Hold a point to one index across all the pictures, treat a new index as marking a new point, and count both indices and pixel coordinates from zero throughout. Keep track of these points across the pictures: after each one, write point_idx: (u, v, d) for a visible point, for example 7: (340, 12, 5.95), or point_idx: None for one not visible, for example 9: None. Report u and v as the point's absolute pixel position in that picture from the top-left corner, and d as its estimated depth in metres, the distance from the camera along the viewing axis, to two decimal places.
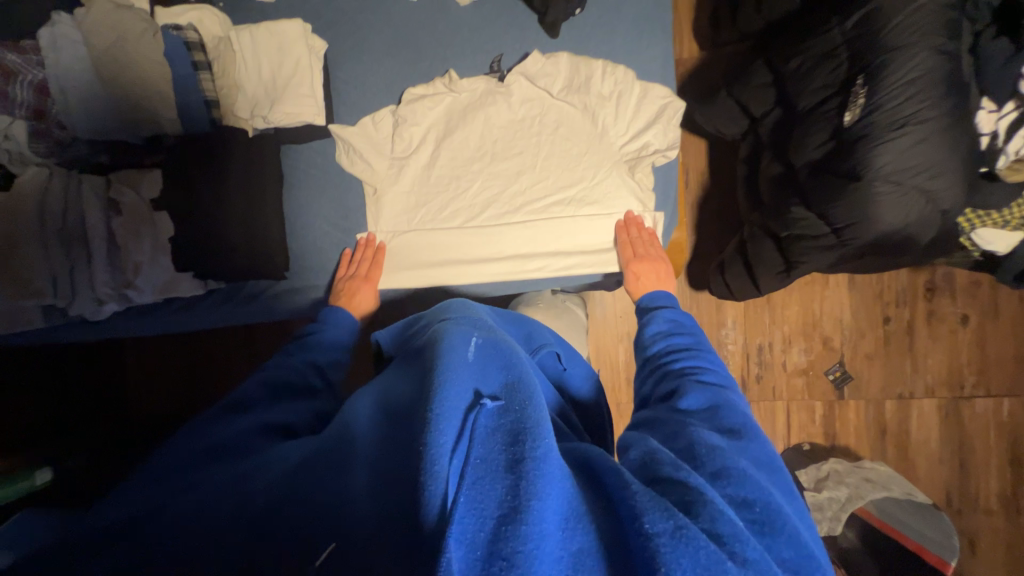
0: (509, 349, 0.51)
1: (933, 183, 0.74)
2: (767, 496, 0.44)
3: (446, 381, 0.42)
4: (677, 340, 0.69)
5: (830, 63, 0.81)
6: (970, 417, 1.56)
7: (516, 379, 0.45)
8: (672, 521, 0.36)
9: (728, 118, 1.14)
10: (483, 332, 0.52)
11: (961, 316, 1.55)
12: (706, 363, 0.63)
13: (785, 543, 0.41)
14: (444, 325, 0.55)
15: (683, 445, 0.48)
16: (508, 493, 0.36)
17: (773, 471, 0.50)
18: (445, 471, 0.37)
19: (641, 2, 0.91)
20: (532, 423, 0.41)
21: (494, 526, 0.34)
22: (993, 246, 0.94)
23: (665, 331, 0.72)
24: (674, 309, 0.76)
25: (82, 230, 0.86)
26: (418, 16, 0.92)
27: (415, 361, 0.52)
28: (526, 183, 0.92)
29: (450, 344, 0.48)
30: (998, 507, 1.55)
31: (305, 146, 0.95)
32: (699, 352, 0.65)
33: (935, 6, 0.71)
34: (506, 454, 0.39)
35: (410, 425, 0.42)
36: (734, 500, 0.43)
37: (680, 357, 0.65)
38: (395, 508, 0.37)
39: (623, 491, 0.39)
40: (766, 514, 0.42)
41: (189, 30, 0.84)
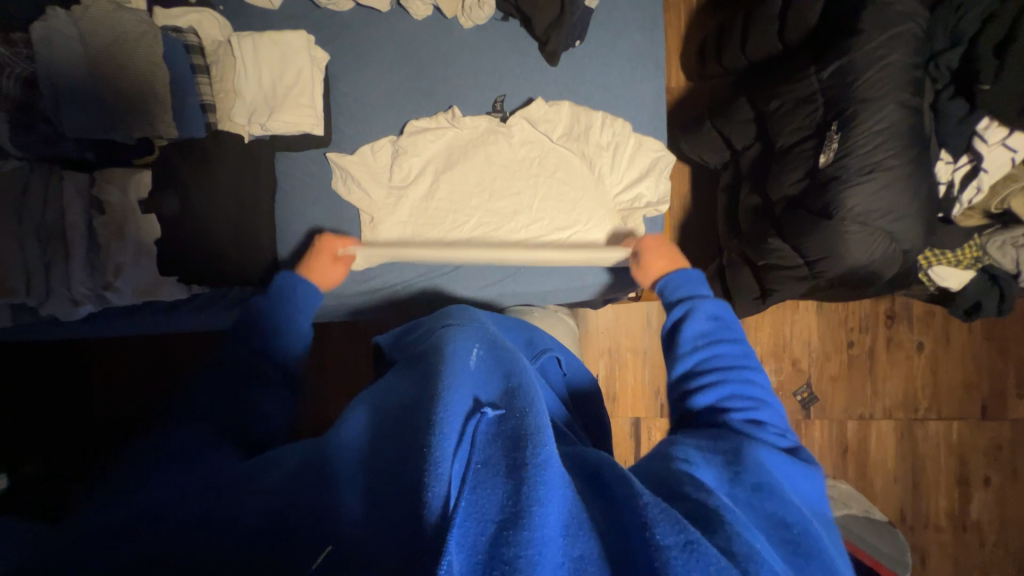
0: (510, 358, 0.55)
1: (895, 225, 0.81)
2: (806, 522, 0.46)
3: (448, 388, 0.46)
4: (722, 348, 0.66)
5: (806, 107, 0.88)
6: (923, 439, 1.66)
7: (514, 389, 0.50)
8: (683, 535, 0.38)
9: (711, 148, 1.20)
10: (485, 343, 0.57)
11: (917, 343, 1.65)
12: (754, 375, 0.63)
13: (819, 569, 0.42)
14: (447, 333, 0.59)
15: (734, 456, 0.51)
16: (509, 498, 0.38)
17: (818, 503, 0.51)
18: (449, 472, 0.39)
19: (636, 37, 0.96)
20: (533, 429, 0.44)
21: (495, 531, 0.36)
22: (947, 283, 1.02)
23: (706, 331, 0.69)
24: (716, 302, 0.72)
25: (63, 226, 0.84)
26: (421, 35, 0.94)
27: (415, 366, 0.55)
28: (523, 200, 0.94)
29: (453, 354, 0.52)
30: (947, 524, 1.65)
31: (299, 154, 0.96)
32: (746, 365, 0.64)
33: (902, 64, 0.78)
34: (506, 463, 0.41)
35: (411, 430, 0.44)
36: (773, 519, 0.45)
37: (726, 369, 0.63)
38: (393, 515, 0.38)
39: (632, 502, 0.42)
40: (802, 537, 0.44)
41: (189, 32, 0.84)
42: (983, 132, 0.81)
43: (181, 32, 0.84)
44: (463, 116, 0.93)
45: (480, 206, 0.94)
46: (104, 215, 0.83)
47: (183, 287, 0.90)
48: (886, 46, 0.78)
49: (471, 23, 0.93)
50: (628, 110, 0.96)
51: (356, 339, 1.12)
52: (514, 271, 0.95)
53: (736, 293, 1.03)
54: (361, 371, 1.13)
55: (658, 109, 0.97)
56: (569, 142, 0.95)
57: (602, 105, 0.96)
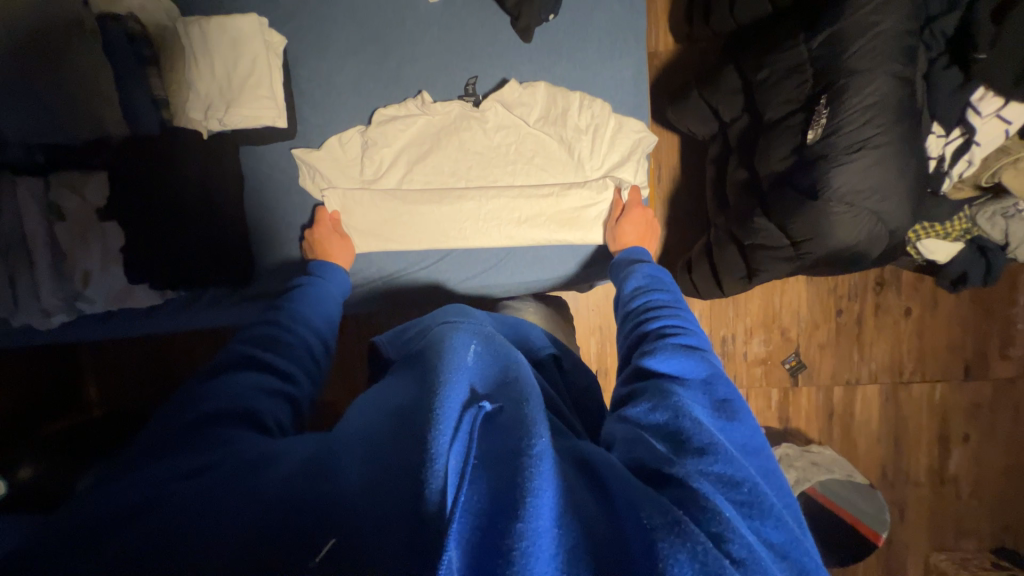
0: (508, 352, 0.54)
1: (883, 205, 0.78)
2: (752, 476, 0.45)
3: (447, 380, 0.45)
4: (658, 298, 0.72)
5: (795, 78, 0.83)
6: (907, 400, 1.70)
7: (512, 381, 0.48)
8: (670, 519, 0.39)
9: (699, 120, 1.15)
10: (482, 336, 0.55)
11: (905, 308, 1.66)
12: (685, 325, 0.65)
13: (774, 526, 0.43)
14: (447, 329, 0.57)
15: (667, 419, 0.50)
16: (507, 488, 0.39)
17: (761, 453, 0.50)
18: (446, 464, 0.39)
19: (615, 6, 0.89)
20: (529, 420, 0.44)
21: (487, 525, 0.37)
22: (934, 255, 1.01)
23: (645, 288, 0.75)
24: (654, 266, 0.80)
25: (22, 236, 0.80)
26: (385, 12, 0.88)
27: (412, 365, 0.54)
28: (498, 184, 0.90)
29: (452, 348, 0.50)
30: (926, 480, 1.72)
31: (267, 148, 0.89)
32: (679, 312, 0.68)
33: (896, 32, 0.73)
34: (502, 455, 0.41)
35: (407, 424, 0.43)
36: (723, 481, 0.44)
37: (660, 315, 0.68)
38: (392, 511, 0.37)
39: (623, 484, 0.43)
40: (753, 496, 0.44)
41: (128, 18, 0.77)
42: (977, 104, 0.77)
43: (119, 18, 0.76)
44: (433, 101, 0.89)
45: (457, 195, 0.90)
46: (65, 221, 0.81)
47: (156, 294, 0.88)
48: (879, 12, 0.73)
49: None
50: (608, 87, 0.91)
51: (341, 332, 1.12)
52: (496, 260, 0.93)
53: (723, 271, 1.01)
54: (348, 363, 1.13)
55: (641, 84, 0.91)
56: (547, 125, 0.90)
57: (581, 83, 0.91)
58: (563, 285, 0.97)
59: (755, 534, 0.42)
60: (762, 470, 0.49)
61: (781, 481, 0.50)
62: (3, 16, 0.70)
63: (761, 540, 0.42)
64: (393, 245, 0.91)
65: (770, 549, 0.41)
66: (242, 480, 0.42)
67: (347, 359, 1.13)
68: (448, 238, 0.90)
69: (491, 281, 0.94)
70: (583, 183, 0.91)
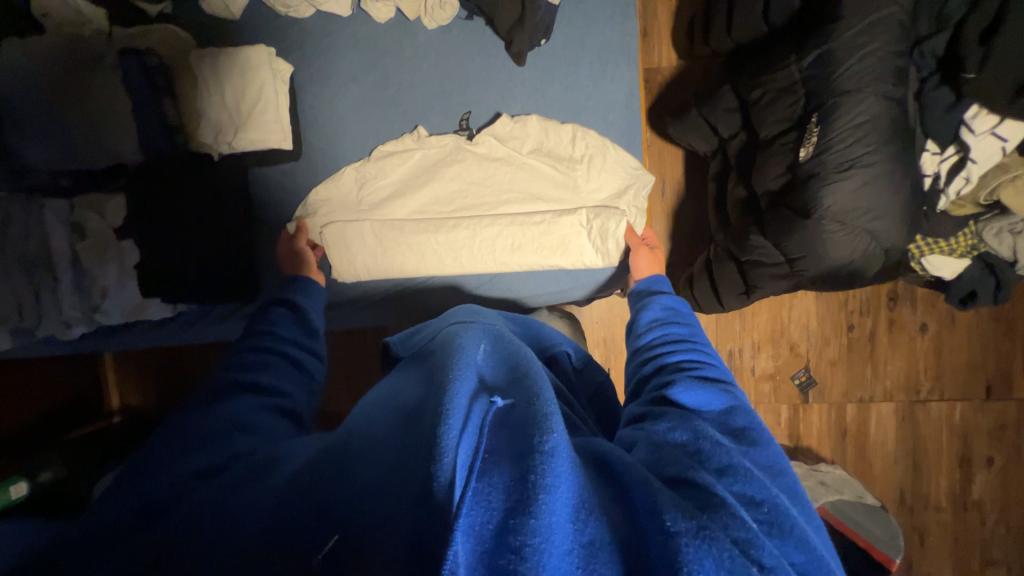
0: (516, 351, 0.54)
1: (876, 225, 0.78)
2: (775, 496, 0.45)
3: (456, 377, 0.46)
4: (674, 330, 0.72)
5: (787, 98, 0.84)
6: (925, 420, 1.64)
7: (522, 376, 0.49)
8: (696, 522, 0.38)
9: (698, 136, 1.16)
10: (492, 338, 0.56)
11: (920, 324, 1.62)
12: (705, 359, 0.66)
13: (795, 547, 0.42)
14: (458, 330, 0.59)
15: (686, 433, 0.50)
16: (516, 485, 0.38)
17: (784, 475, 0.50)
18: (455, 457, 0.39)
19: (608, 28, 0.92)
20: (542, 416, 0.43)
21: (501, 519, 0.36)
22: (941, 272, 0.98)
23: (662, 319, 0.76)
24: (671, 297, 0.80)
25: (46, 255, 0.85)
26: (386, 41, 0.92)
27: (423, 363, 0.57)
28: (495, 211, 0.91)
29: (461, 349, 0.52)
30: (947, 504, 1.65)
31: (273, 169, 0.94)
32: (696, 344, 0.68)
33: (883, 53, 0.73)
34: (513, 449, 0.40)
35: (421, 421, 0.44)
36: (744, 499, 0.44)
37: (676, 347, 0.68)
38: (403, 501, 0.39)
39: (646, 486, 0.42)
40: (774, 515, 0.43)
41: (147, 52, 0.83)
42: (971, 121, 0.75)
43: (140, 52, 0.82)
44: (428, 135, 0.92)
45: (452, 223, 0.91)
46: (86, 240, 0.86)
47: (168, 307, 0.92)
48: (865, 34, 0.73)
49: (435, 24, 0.90)
50: (601, 107, 0.93)
51: (346, 344, 1.15)
52: (493, 275, 0.96)
53: (723, 287, 1.01)
54: (352, 375, 1.16)
55: (632, 105, 0.94)
56: (540, 155, 0.93)
57: (574, 103, 0.93)
58: (568, 298, 1.00)
59: (779, 553, 0.40)
60: (786, 491, 0.48)
61: (803, 500, 0.49)
62: (38, 55, 0.78)
63: (786, 558, 0.41)
64: (391, 273, 0.92)
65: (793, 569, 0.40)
66: (235, 492, 0.45)
67: (351, 371, 1.16)
68: (444, 259, 0.91)
69: (485, 293, 0.97)
70: (575, 210, 0.91)
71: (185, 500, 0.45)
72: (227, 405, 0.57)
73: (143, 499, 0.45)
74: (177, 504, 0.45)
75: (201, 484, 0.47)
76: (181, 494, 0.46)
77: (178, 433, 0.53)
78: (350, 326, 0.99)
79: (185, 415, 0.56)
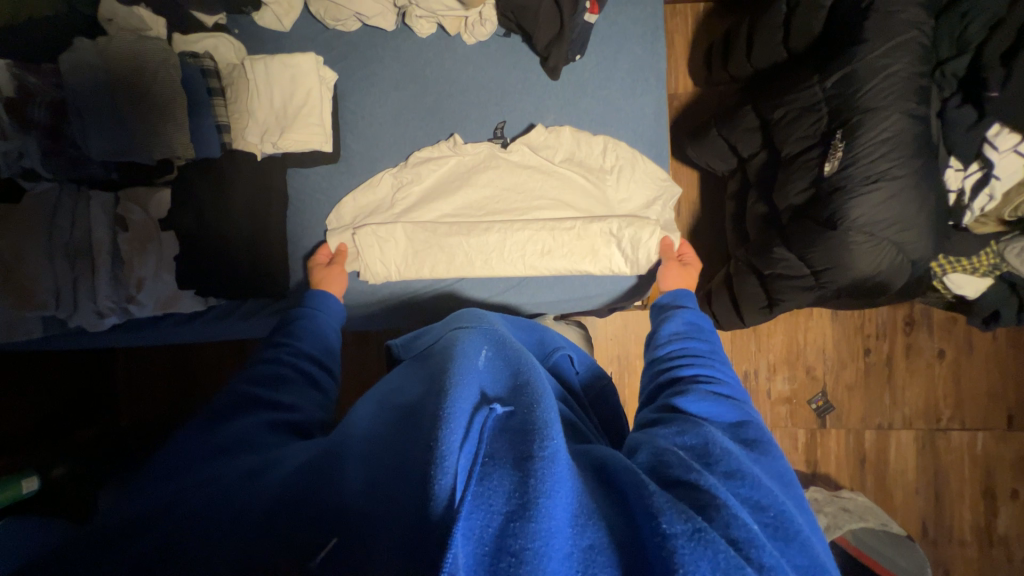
0: (519, 358, 0.51)
1: (903, 235, 0.79)
2: (780, 501, 0.44)
3: (457, 383, 0.44)
4: (693, 343, 0.71)
5: (810, 116, 0.87)
6: (945, 449, 1.61)
7: (524, 385, 0.47)
8: (692, 523, 0.37)
9: (718, 155, 1.21)
10: (494, 342, 0.53)
11: (938, 350, 1.61)
12: (719, 372, 0.65)
13: (799, 551, 0.40)
14: (460, 332, 0.56)
15: (691, 437, 0.49)
16: (516, 490, 0.37)
17: (789, 484, 0.49)
18: (456, 465, 0.38)
19: (638, 48, 0.96)
20: (540, 423, 0.42)
21: (501, 523, 0.35)
22: (965, 291, 1.00)
23: (682, 332, 0.75)
24: (693, 312, 0.79)
25: (88, 243, 0.89)
26: (427, 53, 0.97)
27: (424, 363, 0.54)
28: (527, 215, 0.94)
29: (463, 351, 0.50)
30: (972, 539, 1.60)
31: (311, 171, 0.98)
32: (714, 360, 0.68)
33: (907, 73, 0.76)
34: (515, 453, 0.40)
35: (421, 422, 0.42)
36: (748, 503, 0.43)
37: (692, 360, 0.67)
38: (393, 504, 0.38)
39: (639, 487, 0.40)
40: (778, 520, 0.42)
41: (205, 57, 0.89)
42: (994, 139, 0.78)
43: (199, 57, 0.88)
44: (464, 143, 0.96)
45: (484, 225, 0.93)
46: (127, 232, 0.89)
47: (200, 300, 0.95)
48: (889, 55, 0.76)
49: (475, 39, 0.95)
50: (629, 120, 0.97)
51: (366, 348, 1.15)
52: (517, 280, 0.97)
53: (744, 301, 1.02)
54: (370, 379, 1.15)
55: (661, 119, 0.97)
56: (571, 164, 0.96)
57: (603, 117, 0.96)
58: (581, 305, 1.00)
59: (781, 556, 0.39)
60: (792, 498, 0.48)
61: (806, 509, 0.49)
62: (107, 58, 0.81)
63: (789, 562, 0.40)
64: (421, 276, 0.94)
65: (797, 573, 0.39)
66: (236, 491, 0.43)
67: (370, 375, 1.16)
68: (471, 264, 0.93)
69: (510, 300, 0.97)
70: (607, 217, 0.93)
71: (191, 494, 0.43)
72: (239, 421, 0.55)
73: (148, 501, 0.43)
74: (181, 502, 0.42)
75: (201, 485, 0.44)
76: (207, 484, 0.44)
77: (198, 437, 0.53)
78: (376, 327, 1.00)
79: (213, 416, 0.56)
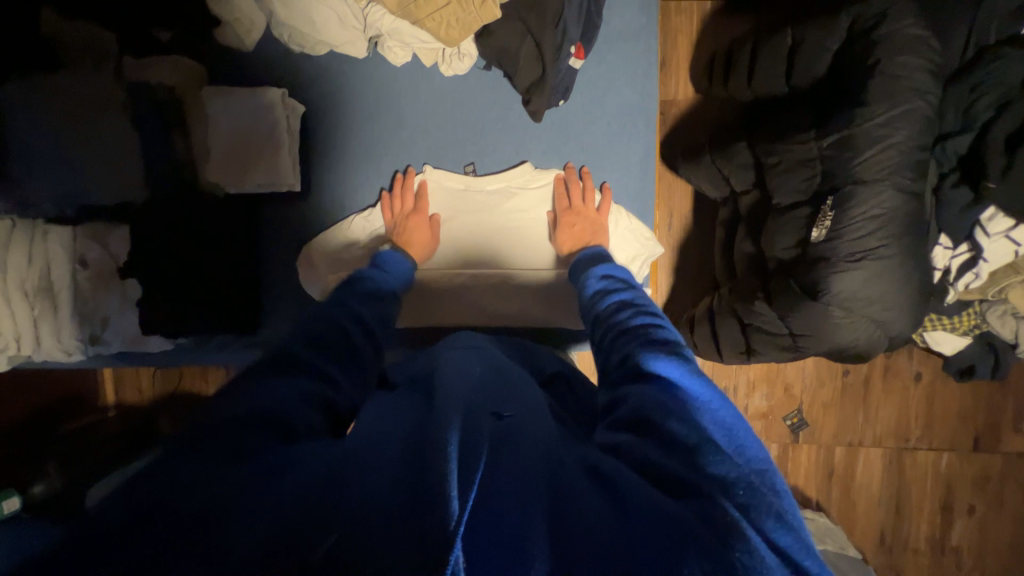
0: (516, 390, 0.50)
1: (883, 315, 0.78)
2: (750, 475, 0.39)
3: (449, 397, 0.44)
4: (617, 295, 0.68)
5: (803, 171, 0.82)
6: (911, 466, 1.63)
7: (523, 405, 0.47)
8: (670, 518, 0.35)
9: (709, 179, 1.13)
10: (488, 365, 0.54)
11: (915, 373, 1.60)
12: (652, 320, 0.60)
13: (779, 527, 0.36)
14: (453, 353, 0.56)
15: (646, 414, 0.45)
16: (516, 502, 0.36)
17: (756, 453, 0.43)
18: (452, 462, 0.37)
19: (622, 86, 0.91)
20: (534, 441, 0.41)
21: (508, 531, 0.34)
22: (941, 346, 0.99)
23: (606, 288, 0.72)
24: (611, 265, 0.77)
25: (47, 282, 0.85)
26: (401, 84, 0.91)
27: (411, 388, 0.52)
28: (512, 267, 0.94)
29: (456, 372, 0.50)
30: (926, 548, 1.64)
31: (281, 205, 0.94)
32: (657, 315, 0.61)
33: (905, 147, 0.73)
34: (512, 460, 0.39)
35: (421, 431, 0.41)
36: (718, 482, 0.38)
37: (622, 315, 0.63)
38: (396, 502, 0.35)
39: (636, 487, 0.38)
40: (751, 495, 0.38)
41: (159, 88, 0.83)
42: (987, 223, 0.78)
43: (152, 88, 0.83)
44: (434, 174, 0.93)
45: (466, 275, 0.94)
46: (88, 269, 0.87)
47: (168, 339, 0.92)
48: (889, 126, 0.72)
49: (453, 72, 0.88)
50: (614, 165, 0.94)
51: None
52: (490, 325, 0.95)
53: (725, 342, 0.98)
54: None
55: (646, 167, 0.94)
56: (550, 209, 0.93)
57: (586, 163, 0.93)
58: (561, 347, 0.97)
59: (759, 539, 0.35)
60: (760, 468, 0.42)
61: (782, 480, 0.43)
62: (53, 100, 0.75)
63: (773, 542, 0.36)
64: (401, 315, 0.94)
65: (777, 552, 0.35)
66: None
67: None
68: (454, 306, 0.94)
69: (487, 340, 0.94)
70: None
71: None
72: None
73: None
74: (177, 490, 0.35)
75: None
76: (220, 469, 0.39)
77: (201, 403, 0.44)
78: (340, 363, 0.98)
79: None
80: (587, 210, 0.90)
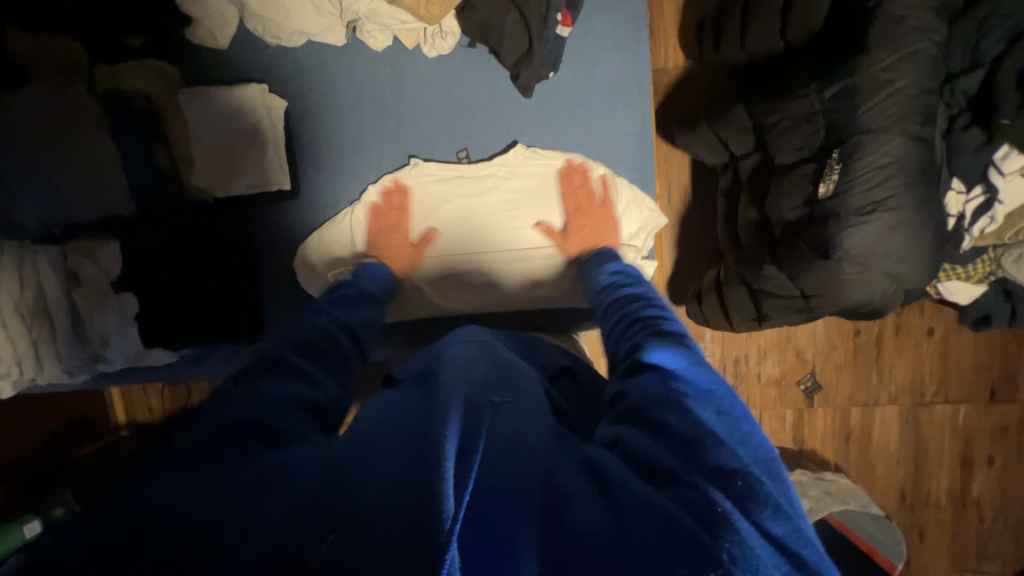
0: (521, 381, 0.48)
1: (899, 268, 0.76)
2: (747, 465, 0.37)
3: (450, 387, 0.43)
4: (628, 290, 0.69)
5: (807, 128, 0.79)
6: (927, 422, 1.62)
7: (517, 390, 0.45)
8: (666, 516, 0.33)
9: (706, 147, 1.09)
10: (490, 358, 0.52)
11: (927, 329, 1.58)
12: (663, 314, 0.60)
13: (773, 516, 0.34)
14: (454, 346, 0.54)
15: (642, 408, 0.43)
16: (517, 508, 0.35)
17: (750, 440, 0.40)
18: (449, 455, 0.34)
19: (613, 55, 0.88)
20: (533, 439, 0.39)
21: (512, 533, 0.33)
22: (956, 297, 0.96)
23: (616, 283, 0.73)
24: (621, 261, 0.79)
25: (42, 303, 0.84)
26: (384, 72, 0.88)
27: (415, 381, 0.49)
28: (506, 251, 0.91)
29: (460, 361, 0.48)
30: (947, 503, 1.64)
31: (268, 206, 0.91)
32: (667, 312, 0.60)
33: (910, 91, 0.70)
34: (507, 460, 0.37)
35: (420, 426, 0.39)
36: (714, 474, 0.36)
37: (636, 306, 0.63)
38: (390, 511, 0.33)
39: (632, 490, 0.35)
40: (747, 485, 0.35)
41: (132, 96, 0.82)
42: (1002, 162, 0.78)
43: (126, 97, 0.82)
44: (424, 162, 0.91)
45: (468, 270, 0.91)
46: (82, 288, 0.86)
47: (171, 352, 0.90)
48: (893, 69, 0.70)
49: (437, 53, 0.86)
50: (609, 138, 0.91)
51: None
52: (492, 312, 0.94)
53: (734, 312, 0.96)
54: None
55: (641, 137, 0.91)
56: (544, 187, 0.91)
57: (581, 138, 0.91)
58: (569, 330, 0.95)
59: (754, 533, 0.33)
60: (759, 460, 0.38)
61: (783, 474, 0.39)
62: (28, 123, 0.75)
63: (768, 534, 0.33)
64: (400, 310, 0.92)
65: (769, 543, 0.32)
66: None
67: None
68: (456, 297, 0.92)
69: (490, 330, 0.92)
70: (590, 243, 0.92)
71: None
72: None
73: None
74: None
75: None
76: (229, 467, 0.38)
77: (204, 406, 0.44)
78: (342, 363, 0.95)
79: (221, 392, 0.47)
80: (595, 208, 0.89)
